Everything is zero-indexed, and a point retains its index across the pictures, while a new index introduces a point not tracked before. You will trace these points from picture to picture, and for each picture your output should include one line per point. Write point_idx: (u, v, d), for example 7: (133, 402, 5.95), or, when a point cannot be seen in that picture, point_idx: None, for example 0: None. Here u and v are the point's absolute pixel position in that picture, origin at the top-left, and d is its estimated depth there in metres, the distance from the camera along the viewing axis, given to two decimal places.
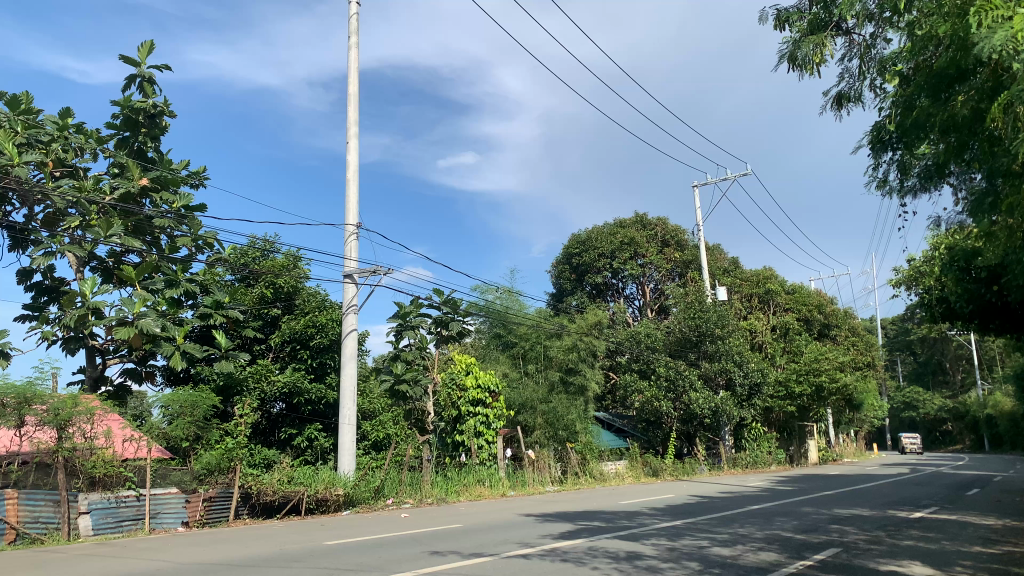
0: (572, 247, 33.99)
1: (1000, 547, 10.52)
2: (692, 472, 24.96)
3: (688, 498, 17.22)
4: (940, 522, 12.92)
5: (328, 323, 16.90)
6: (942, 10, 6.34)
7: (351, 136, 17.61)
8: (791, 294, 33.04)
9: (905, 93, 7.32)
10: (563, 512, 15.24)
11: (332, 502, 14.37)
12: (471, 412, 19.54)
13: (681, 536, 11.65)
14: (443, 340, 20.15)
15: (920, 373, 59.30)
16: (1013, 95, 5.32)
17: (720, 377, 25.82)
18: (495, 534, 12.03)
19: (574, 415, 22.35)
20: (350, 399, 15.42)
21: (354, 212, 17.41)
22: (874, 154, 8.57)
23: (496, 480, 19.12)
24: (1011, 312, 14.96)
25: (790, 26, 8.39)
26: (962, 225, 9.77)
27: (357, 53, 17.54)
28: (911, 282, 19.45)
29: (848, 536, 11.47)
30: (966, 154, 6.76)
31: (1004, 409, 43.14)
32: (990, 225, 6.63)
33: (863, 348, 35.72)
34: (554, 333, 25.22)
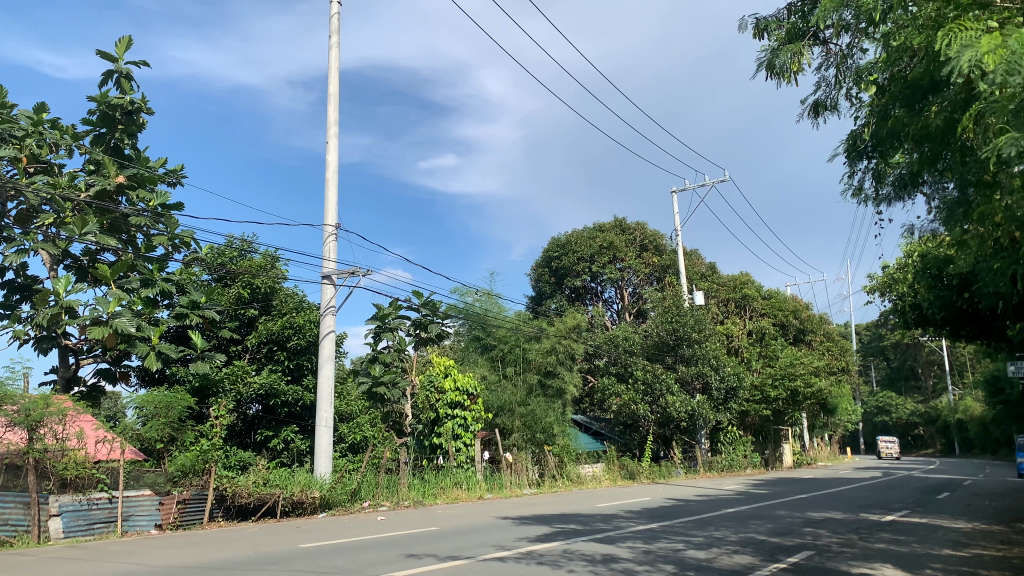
0: (551, 250, 34.04)
1: (970, 551, 10.67)
2: (668, 475, 25.12)
3: (664, 501, 17.32)
4: (911, 525, 13.10)
5: (306, 324, 16.90)
6: (916, 22, 6.47)
7: (331, 136, 17.57)
8: (767, 300, 33.41)
9: (881, 103, 7.44)
10: (540, 515, 15.28)
11: (309, 505, 14.35)
12: (449, 414, 19.62)
13: (656, 539, 11.70)
14: (422, 343, 20.12)
15: (893, 378, 60.11)
16: (983, 107, 5.46)
17: (697, 380, 26.00)
18: (472, 537, 12.01)
19: (551, 417, 22.47)
20: (328, 401, 15.37)
21: (333, 212, 17.36)
22: (850, 162, 8.70)
23: (473, 482, 19.11)
24: (982, 319, 15.25)
25: (769, 35, 8.57)
26: (934, 233, 9.94)
27: (338, 53, 17.50)
28: (885, 288, 19.71)
29: (821, 539, 11.62)
30: (940, 164, 6.89)
31: (975, 414, 43.83)
32: (963, 234, 6.76)
33: (838, 353, 36.20)
34: (533, 337, 25.32)
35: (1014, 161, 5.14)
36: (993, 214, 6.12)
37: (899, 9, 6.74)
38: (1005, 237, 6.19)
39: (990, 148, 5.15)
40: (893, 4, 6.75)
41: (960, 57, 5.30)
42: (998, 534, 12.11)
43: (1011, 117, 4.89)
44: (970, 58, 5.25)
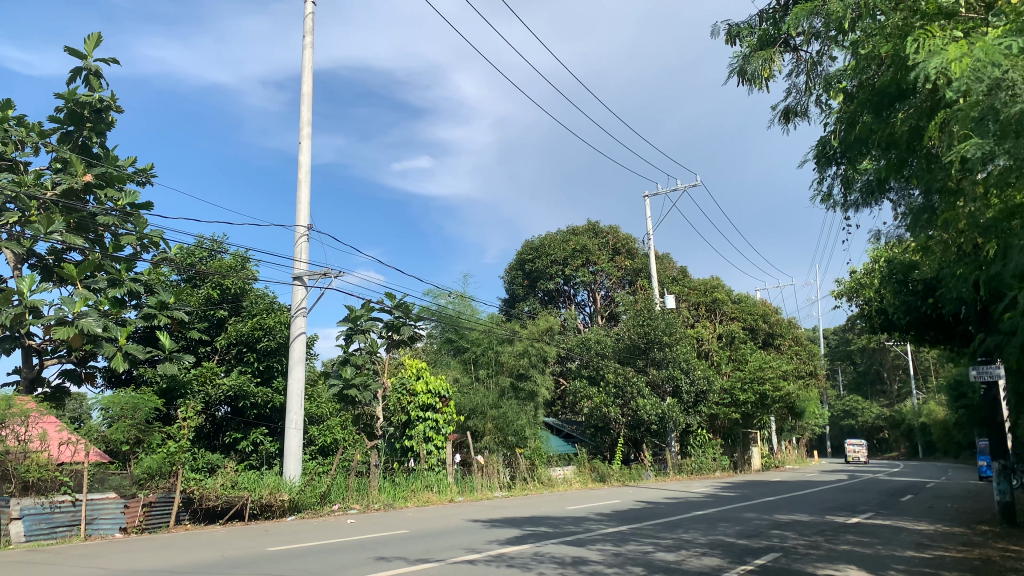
0: (525, 253, 34.01)
1: (932, 552, 10.87)
2: (639, 478, 25.25)
3: (634, 503, 17.40)
4: (875, 527, 13.32)
5: (276, 326, 16.76)
6: (884, 31, 6.57)
7: (304, 136, 17.46)
8: (737, 304, 33.77)
9: (849, 110, 7.55)
10: (512, 517, 15.28)
11: (277, 507, 14.23)
12: (421, 417, 19.58)
13: (626, 541, 11.77)
14: (394, 345, 20.04)
15: (859, 382, 61.01)
16: (949, 115, 5.55)
17: (668, 384, 26.18)
18: (443, 540, 12.00)
19: (523, 419, 22.60)
20: (298, 403, 15.27)
21: (306, 213, 17.25)
22: (819, 168, 8.82)
23: (445, 485, 19.00)
24: (947, 324, 15.55)
25: (741, 41, 8.66)
26: (900, 238, 10.11)
27: (311, 53, 17.39)
28: (852, 293, 19.97)
29: (787, 541, 11.77)
30: (905, 171, 7.01)
31: (938, 418, 44.62)
32: (927, 240, 6.88)
33: (805, 357, 36.67)
34: (506, 339, 25.37)
35: (977, 169, 5.25)
36: (956, 220, 6.25)
37: (869, 18, 6.85)
38: (968, 242, 6.32)
39: (953, 155, 5.25)
40: (863, 12, 6.86)
41: (925, 63, 5.39)
42: (959, 535, 12.34)
43: (974, 124, 4.97)
44: (937, 64, 5.33)
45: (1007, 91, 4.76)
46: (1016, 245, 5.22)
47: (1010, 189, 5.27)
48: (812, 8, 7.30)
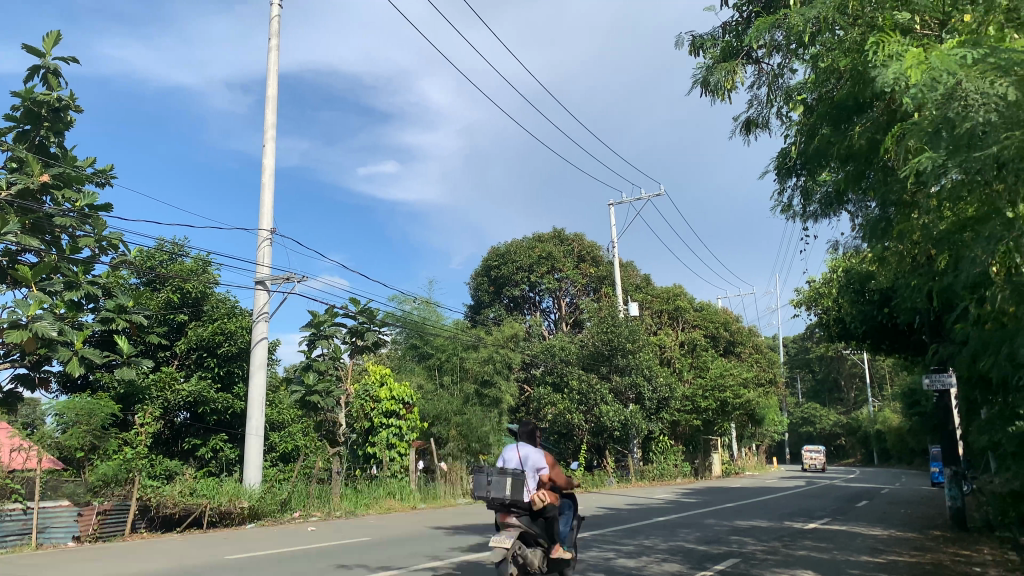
0: (491, 259, 33.99)
1: (885, 557, 11.09)
2: (601, 484, 25.38)
3: (596, 510, 17.49)
4: (831, 532, 13.54)
5: (237, 331, 16.55)
6: (843, 46, 6.72)
7: (268, 139, 17.32)
8: (699, 312, 34.19)
9: (809, 122, 7.71)
10: (474, 525, 15.24)
11: (237, 515, 14.06)
12: (384, 424, 19.47)
13: (588, 548, 11.82)
14: (357, 351, 19.89)
15: (818, 390, 62.14)
16: (905, 127, 5.64)
17: (630, 391, 26.42)
18: (405, 547, 11.94)
19: (487, 426, 22.52)
20: (259, 409, 15.12)
21: (269, 217, 17.09)
22: (780, 178, 8.98)
23: (407, 492, 18.86)
24: (901, 334, 15.89)
25: (705, 52, 8.78)
26: (857, 249, 10.33)
27: (277, 56, 17.25)
28: (811, 302, 20.30)
29: (746, 547, 11.92)
30: (863, 183, 7.17)
31: (893, 425, 45.62)
32: (884, 251, 7.02)
33: (766, 364, 37.24)
34: (471, 345, 25.37)
35: (930, 181, 5.32)
36: (910, 232, 6.40)
37: (827, 33, 7.03)
38: (921, 253, 6.43)
39: (907, 166, 5.33)
40: (823, 27, 7.03)
41: (883, 73, 5.49)
42: (912, 540, 12.61)
43: (929, 137, 5.04)
44: (893, 74, 5.41)
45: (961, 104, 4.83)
46: (967, 256, 5.29)
47: (962, 202, 5.38)
48: (774, 22, 7.46)
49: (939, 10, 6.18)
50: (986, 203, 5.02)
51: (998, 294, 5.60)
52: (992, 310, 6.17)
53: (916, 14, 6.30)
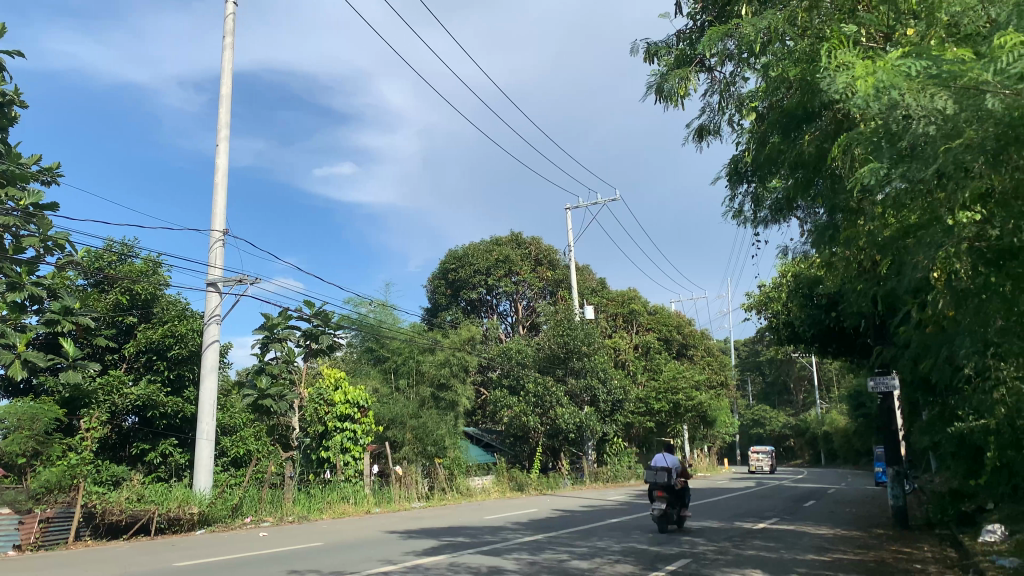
0: (448, 262, 33.87)
1: (832, 555, 11.35)
2: (556, 486, 25.48)
3: (550, 512, 17.57)
4: (780, 532, 13.80)
5: (189, 333, 16.20)
6: (793, 56, 6.87)
7: (221, 138, 17.06)
8: (653, 316, 34.65)
9: (760, 129, 7.88)
10: (428, 528, 15.19)
11: (186, 521, 13.80)
12: (338, 427, 19.33)
13: (542, 550, 11.87)
14: (312, 354, 19.69)
15: (768, 392, 63.36)
16: (852, 137, 5.76)
17: (585, 393, 26.56)
18: (358, 552, 11.85)
19: (443, 429, 22.46)
20: (210, 414, 14.88)
21: (222, 217, 16.83)
22: (732, 185, 9.15)
23: (361, 496, 18.68)
24: (848, 337, 16.29)
25: (659, 60, 8.91)
26: (805, 254, 10.58)
27: (232, 54, 17.01)
28: (761, 306, 20.68)
29: (697, 547, 12.09)
30: (811, 191, 7.36)
31: (840, 426, 46.71)
32: (832, 257, 7.22)
33: (717, 367, 37.85)
34: (428, 348, 25.28)
35: (876, 190, 5.44)
36: (857, 238, 6.59)
37: (777, 43, 7.18)
38: (866, 259, 6.58)
39: (853, 175, 5.45)
40: (772, 38, 7.18)
41: (831, 81, 5.57)
42: (857, 539, 12.92)
43: (875, 147, 5.18)
44: (842, 83, 5.52)
45: (902, 114, 4.95)
46: (908, 263, 5.37)
47: (905, 211, 5.54)
48: (725, 31, 7.60)
49: (883, 24, 6.40)
50: (929, 211, 5.15)
51: (939, 300, 5.78)
52: (933, 316, 6.30)
53: (862, 26, 6.47)
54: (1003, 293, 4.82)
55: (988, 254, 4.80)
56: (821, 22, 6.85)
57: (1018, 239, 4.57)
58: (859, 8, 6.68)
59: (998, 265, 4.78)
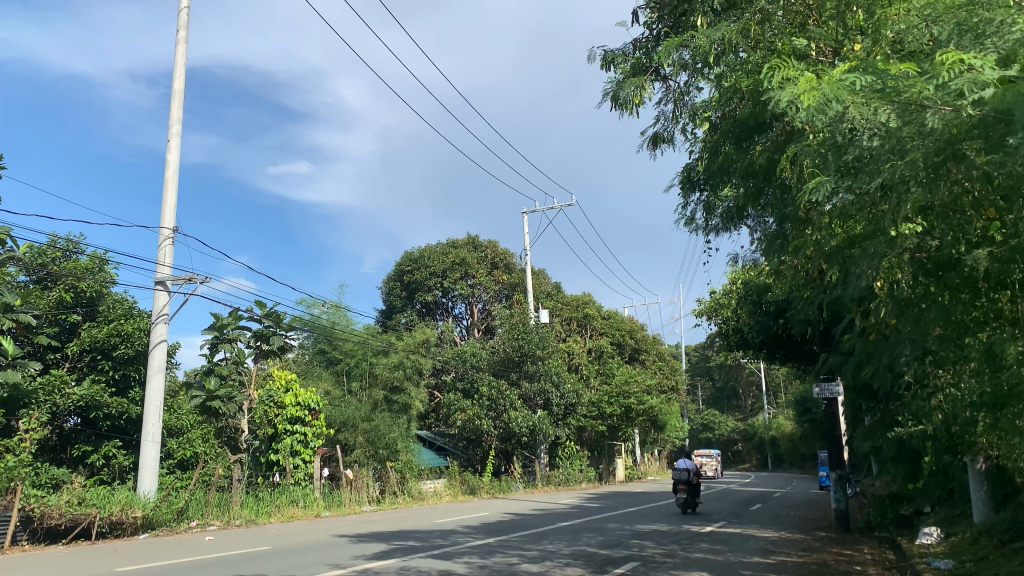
0: (403, 264, 33.59)
1: (775, 558, 11.59)
2: (508, 489, 25.51)
3: (502, 515, 17.60)
4: (727, 535, 14.02)
5: (135, 332, 15.86)
6: (746, 67, 7.01)
7: (172, 134, 16.72)
8: (606, 320, 34.97)
9: (713, 138, 8.01)
10: (378, 532, 15.06)
11: (129, 525, 13.42)
12: (288, 430, 19.21)
13: (492, 554, 11.88)
14: (263, 355, 19.39)
15: (717, 397, 64.37)
16: (800, 149, 5.85)
17: (539, 396, 26.63)
18: (307, 556, 11.72)
19: (395, 432, 22.34)
20: (157, 415, 14.58)
21: (172, 215, 16.50)
22: (684, 192, 9.27)
23: (311, 500, 18.34)
24: (795, 344, 16.65)
25: (615, 67, 8.98)
26: (756, 262, 10.76)
27: (185, 49, 16.69)
28: (711, 313, 21.03)
29: (645, 551, 12.22)
30: (762, 200, 7.56)
31: (786, 431, 47.66)
32: (781, 265, 7.41)
33: (668, 372, 38.36)
34: (381, 350, 25.14)
35: (824, 201, 5.56)
36: (804, 247, 6.76)
37: (730, 54, 7.27)
38: (814, 267, 6.76)
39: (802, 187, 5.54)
40: (726, 48, 7.25)
41: (778, 94, 5.56)
42: (800, 541, 13.21)
43: (822, 159, 5.28)
44: (787, 96, 5.43)
45: (847, 128, 5.02)
46: (854, 272, 5.54)
47: (851, 221, 5.68)
48: (681, 41, 7.65)
49: (831, 39, 6.55)
50: (873, 223, 5.26)
51: (880, 308, 5.97)
52: (876, 323, 6.52)
53: (812, 40, 6.62)
54: (942, 302, 5.00)
55: (927, 265, 5.00)
56: (774, 36, 6.91)
57: (957, 249, 4.74)
58: (810, 22, 6.85)
59: (937, 275, 4.98)
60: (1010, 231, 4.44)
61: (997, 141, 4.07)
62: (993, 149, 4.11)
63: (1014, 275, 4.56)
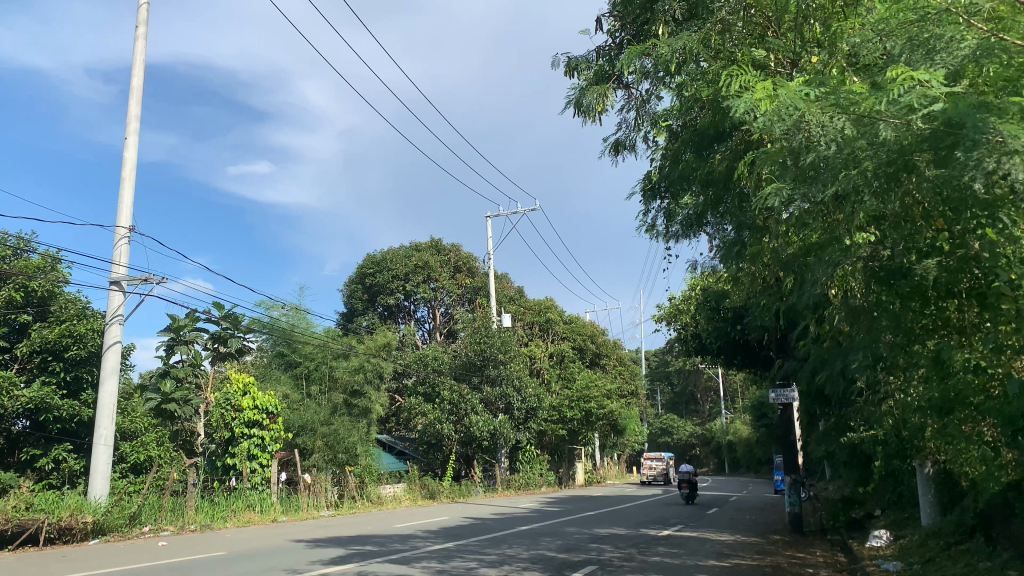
0: (365, 266, 33.29)
1: (730, 561, 11.74)
2: (468, 494, 25.46)
3: (461, 519, 17.58)
4: (684, 538, 14.18)
5: (88, 333, 15.54)
6: (706, 77, 7.10)
7: (130, 132, 16.42)
8: (568, 325, 35.13)
9: (673, 146, 8.09)
10: (336, 537, 14.91)
11: (79, 530, 13.08)
12: (246, 434, 18.77)
13: (451, 558, 11.87)
14: (220, 358, 19.13)
15: (676, 401, 65.06)
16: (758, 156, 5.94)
17: (500, 401, 26.69)
18: (263, 562, 11.54)
19: (355, 436, 22.23)
20: (110, 418, 14.25)
21: (128, 213, 16.19)
22: (645, 199, 9.36)
23: (267, 505, 18.09)
24: (752, 349, 16.91)
25: (579, 74, 9.06)
26: (714, 268, 10.91)
27: (144, 46, 16.40)
28: (671, 318, 21.26)
29: (604, 554, 12.30)
30: (721, 208, 7.69)
31: (743, 436, 48.36)
32: (739, 272, 7.52)
33: (628, 376, 38.70)
34: (342, 354, 24.98)
35: (781, 210, 5.66)
36: (761, 255, 6.86)
37: (691, 63, 7.25)
38: (770, 274, 6.87)
39: (760, 194, 5.61)
40: (687, 58, 7.24)
41: (738, 102, 5.66)
42: (755, 544, 13.40)
43: (779, 167, 5.34)
44: (744, 105, 5.53)
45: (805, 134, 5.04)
46: (808, 279, 5.63)
47: (806, 230, 5.78)
48: (643, 50, 7.70)
49: (789, 50, 6.70)
50: (828, 232, 5.37)
51: (834, 316, 6.06)
52: (830, 330, 6.64)
53: (770, 51, 6.76)
54: (893, 310, 5.06)
55: (879, 273, 5.06)
56: (734, 46, 7.01)
57: (908, 259, 4.84)
58: (770, 33, 6.93)
59: (888, 283, 5.02)
60: (959, 242, 4.54)
61: (945, 154, 4.16)
62: (941, 163, 4.22)
63: (963, 283, 4.70)
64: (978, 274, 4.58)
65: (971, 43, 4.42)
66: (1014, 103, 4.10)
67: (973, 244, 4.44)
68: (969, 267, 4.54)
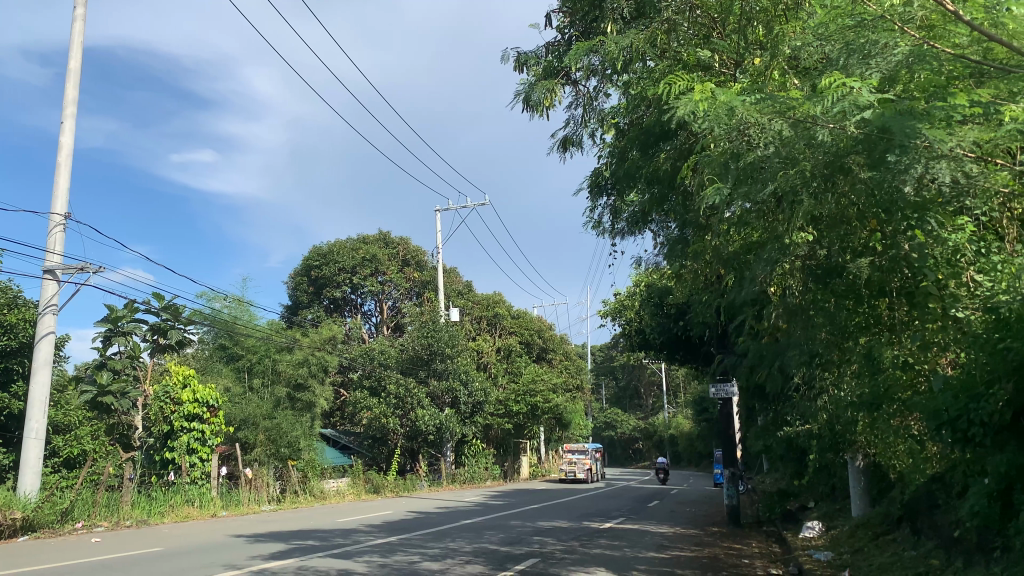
0: (311, 258, 32.78)
1: (670, 552, 11.94)
2: (412, 488, 25.34)
3: (404, 514, 17.50)
4: (625, 531, 14.39)
5: (19, 323, 14.98)
6: (653, 75, 7.16)
7: (67, 116, 15.92)
8: (516, 319, 35.20)
9: (620, 145, 8.16)
10: (277, 532, 14.71)
11: (6, 527, 12.60)
12: (184, 428, 18.31)
13: (392, 552, 11.80)
14: (159, 350, 18.65)
15: (619, 397, 65.95)
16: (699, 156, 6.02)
17: (446, 395, 26.62)
18: (202, 558, 11.31)
19: (298, 430, 22.04)
20: (42, 413, 13.79)
21: (65, 199, 15.68)
22: (592, 196, 9.45)
23: (207, 499, 17.72)
24: (693, 346, 17.25)
25: (528, 69, 9.09)
26: (658, 266, 11.09)
27: (82, 27, 15.89)
28: (615, 313, 21.53)
29: (546, 547, 12.40)
30: (665, 206, 7.80)
31: (685, 430, 49.27)
32: (682, 269, 7.65)
33: (574, 371, 39.04)
34: (286, 347, 24.68)
35: (723, 209, 5.75)
36: (703, 252, 7.01)
37: (638, 62, 7.33)
38: (711, 272, 6.96)
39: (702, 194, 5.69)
40: (634, 56, 7.31)
41: (678, 104, 5.70)
42: (694, 536, 13.67)
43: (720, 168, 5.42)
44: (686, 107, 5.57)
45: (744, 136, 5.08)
46: (748, 277, 5.71)
47: (748, 229, 5.89)
48: (590, 47, 7.74)
49: (733, 51, 6.81)
50: (767, 231, 5.47)
51: (772, 313, 6.21)
52: (768, 327, 6.80)
53: (715, 52, 6.88)
54: (828, 308, 5.20)
55: (817, 271, 5.18)
56: (680, 45, 7.06)
57: (843, 258, 4.95)
58: (715, 34, 7.03)
59: (825, 282, 5.15)
60: (889, 242, 4.65)
61: (878, 157, 4.30)
62: (874, 165, 4.36)
63: (894, 283, 4.82)
64: (908, 274, 4.70)
65: (903, 49, 4.59)
66: (941, 109, 4.27)
67: (903, 245, 4.56)
68: (899, 266, 4.66)
